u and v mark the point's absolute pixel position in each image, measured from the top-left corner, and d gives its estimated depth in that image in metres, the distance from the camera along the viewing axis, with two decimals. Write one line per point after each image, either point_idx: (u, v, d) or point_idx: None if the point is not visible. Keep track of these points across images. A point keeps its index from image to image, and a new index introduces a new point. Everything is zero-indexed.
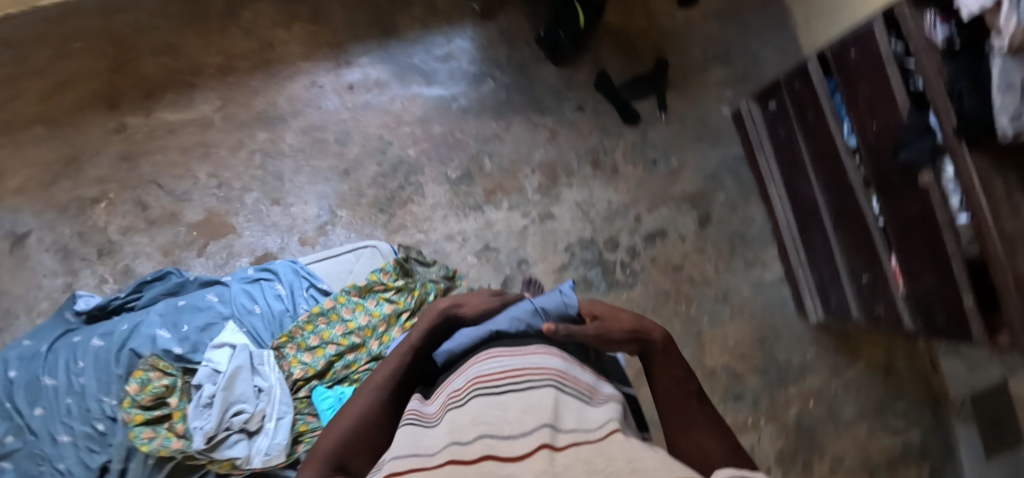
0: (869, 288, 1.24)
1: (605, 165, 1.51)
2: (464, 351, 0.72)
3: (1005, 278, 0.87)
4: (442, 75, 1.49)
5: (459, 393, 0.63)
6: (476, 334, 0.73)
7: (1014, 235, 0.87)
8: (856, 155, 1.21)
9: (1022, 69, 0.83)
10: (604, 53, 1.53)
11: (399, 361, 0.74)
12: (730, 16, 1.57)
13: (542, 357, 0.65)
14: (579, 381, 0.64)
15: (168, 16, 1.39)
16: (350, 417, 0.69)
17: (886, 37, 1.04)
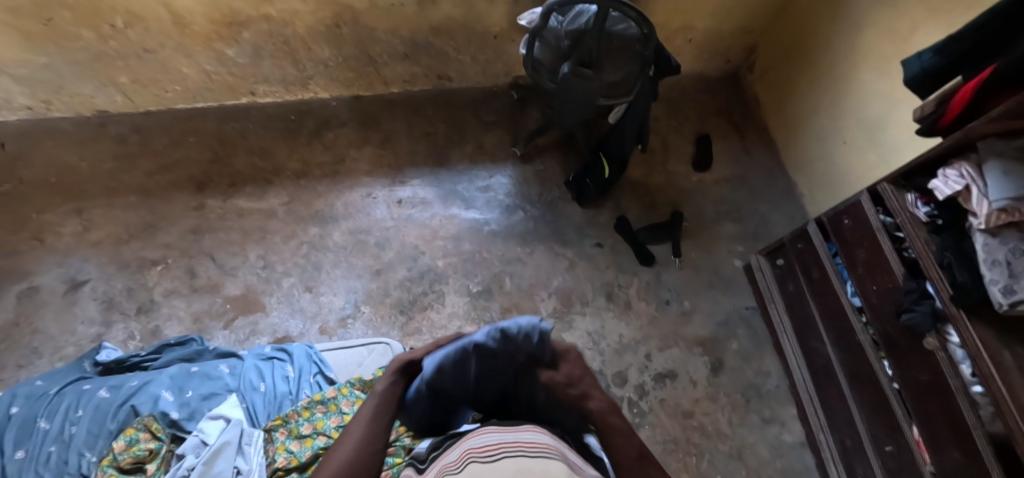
0: (894, 460, 1.16)
1: (619, 299, 1.58)
2: (448, 358, 0.75)
3: None
4: (480, 202, 1.69)
5: (454, 463, 0.67)
6: (458, 345, 0.76)
7: None
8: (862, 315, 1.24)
9: (1005, 247, 0.90)
10: (625, 201, 1.72)
11: (375, 405, 0.79)
12: (740, 183, 1.76)
13: (535, 435, 0.67)
14: (571, 459, 0.65)
15: (269, 128, 1.69)
16: (337, 458, 0.69)
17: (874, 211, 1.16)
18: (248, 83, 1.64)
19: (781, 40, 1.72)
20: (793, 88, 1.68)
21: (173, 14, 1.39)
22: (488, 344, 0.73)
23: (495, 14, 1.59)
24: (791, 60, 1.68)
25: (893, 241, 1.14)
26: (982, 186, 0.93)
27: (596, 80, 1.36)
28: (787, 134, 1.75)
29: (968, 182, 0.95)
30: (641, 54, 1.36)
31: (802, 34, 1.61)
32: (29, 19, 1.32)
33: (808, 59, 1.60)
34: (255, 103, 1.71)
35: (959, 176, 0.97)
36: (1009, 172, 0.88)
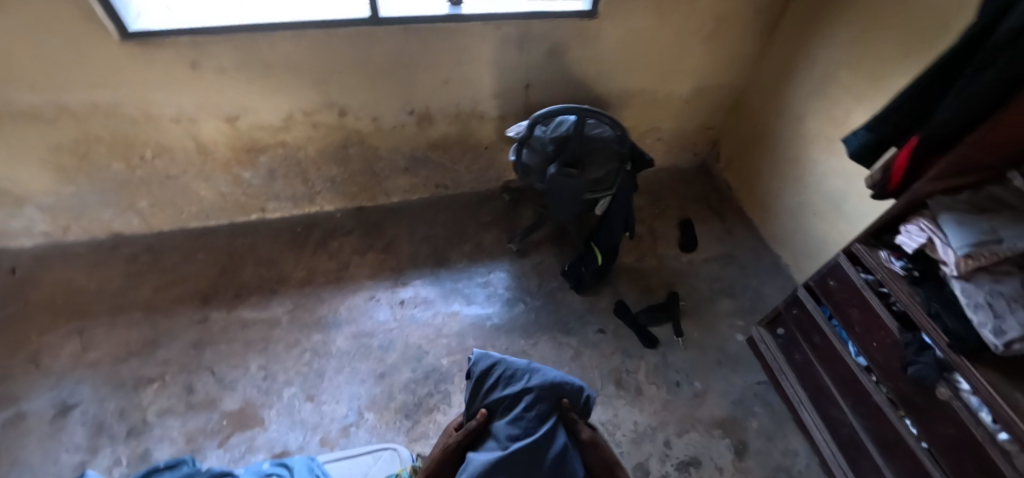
0: None
1: (629, 385, 1.54)
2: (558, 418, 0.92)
3: None
4: (480, 297, 1.72)
5: None
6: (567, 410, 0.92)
7: None
8: (872, 375, 1.21)
9: (981, 290, 0.95)
10: (622, 286, 1.77)
11: None
12: (728, 260, 1.85)
13: None
14: None
15: (276, 241, 1.77)
16: None
17: (853, 268, 1.20)
18: (260, 201, 1.76)
19: (738, 135, 1.95)
20: (761, 174, 1.85)
21: (199, 145, 1.54)
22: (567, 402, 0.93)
23: (486, 128, 1.79)
24: (751, 151, 1.89)
25: (879, 297, 1.15)
26: (943, 237, 1.01)
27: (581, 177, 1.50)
28: (764, 215, 1.87)
29: (929, 235, 1.03)
30: (619, 153, 1.51)
31: (757, 130, 1.84)
32: (66, 155, 1.46)
33: (768, 148, 1.79)
34: (264, 218, 1.81)
35: (919, 230, 1.05)
36: (963, 221, 0.98)
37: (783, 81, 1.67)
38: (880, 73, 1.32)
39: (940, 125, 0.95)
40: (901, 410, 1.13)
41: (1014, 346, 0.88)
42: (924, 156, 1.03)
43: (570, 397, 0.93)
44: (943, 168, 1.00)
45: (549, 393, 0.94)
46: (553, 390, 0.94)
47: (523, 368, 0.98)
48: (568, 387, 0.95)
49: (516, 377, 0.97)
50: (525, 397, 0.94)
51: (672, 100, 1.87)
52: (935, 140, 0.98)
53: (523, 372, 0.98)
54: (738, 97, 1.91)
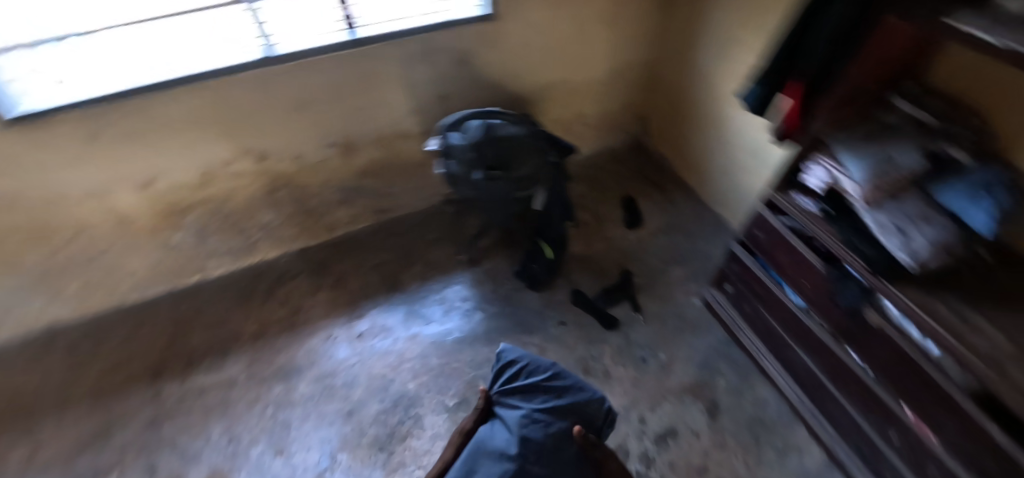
0: (907, 450, 1.06)
1: (597, 371, 1.54)
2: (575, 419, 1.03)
3: (1012, 397, 0.81)
4: (437, 314, 1.71)
5: None
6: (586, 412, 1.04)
7: (987, 350, 0.87)
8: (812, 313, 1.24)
9: (889, 214, 1.01)
10: (576, 275, 1.79)
11: None
12: (674, 229, 1.89)
13: None
14: None
15: (222, 300, 1.73)
16: None
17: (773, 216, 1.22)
18: (197, 261, 1.72)
19: (662, 106, 2.00)
20: (692, 139, 1.88)
21: (118, 218, 1.50)
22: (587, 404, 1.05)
23: (413, 146, 1.78)
24: (676, 120, 1.94)
25: (802, 238, 1.17)
26: (846, 172, 1.05)
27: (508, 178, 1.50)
28: (704, 179, 1.91)
29: (833, 173, 1.08)
30: (539, 146, 1.54)
31: (676, 99, 1.89)
32: None
33: (690, 114, 1.84)
34: (206, 279, 1.77)
35: (823, 171, 1.10)
36: (859, 153, 1.03)
37: (688, 48, 1.72)
38: (765, 25, 1.38)
39: (816, 61, 1.02)
40: (843, 341, 1.16)
41: (923, 262, 0.94)
42: (812, 94, 1.08)
43: (584, 400, 1.05)
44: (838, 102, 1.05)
45: (567, 394, 1.07)
46: (569, 388, 1.08)
47: (545, 365, 1.13)
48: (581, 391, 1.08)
49: (536, 371, 1.12)
50: (541, 391, 1.08)
51: (591, 84, 1.90)
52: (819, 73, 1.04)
53: (543, 368, 1.12)
54: (653, 70, 1.96)
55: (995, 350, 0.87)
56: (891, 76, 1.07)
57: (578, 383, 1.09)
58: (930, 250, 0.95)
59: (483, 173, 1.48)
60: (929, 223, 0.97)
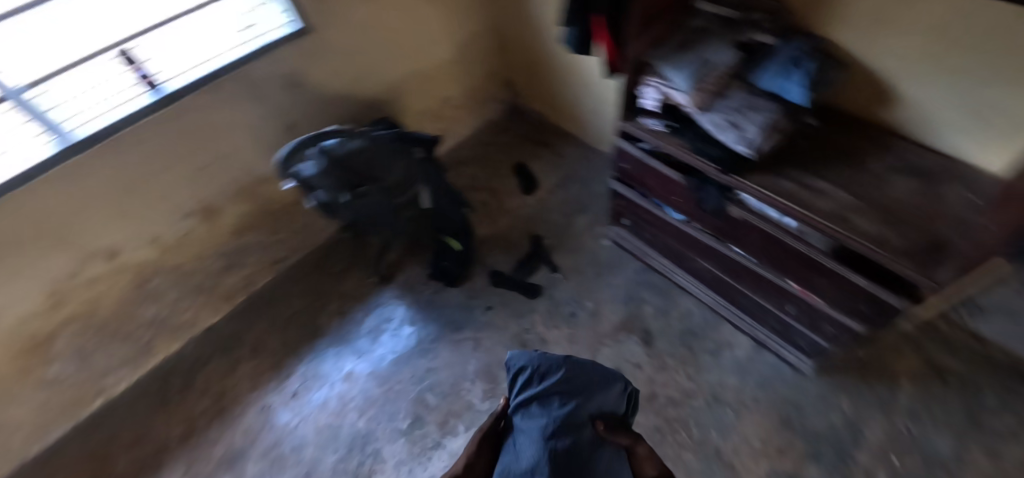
0: (803, 315, 1.17)
1: (533, 341, 1.56)
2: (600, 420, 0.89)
3: (863, 244, 0.93)
4: (365, 344, 1.66)
5: None
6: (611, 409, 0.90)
7: (831, 210, 0.98)
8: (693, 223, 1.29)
9: (720, 113, 1.07)
10: (490, 256, 1.78)
11: None
12: (568, 180, 1.91)
13: None
14: None
15: (136, 413, 1.60)
16: None
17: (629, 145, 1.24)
18: (94, 382, 1.56)
19: (521, 67, 2.00)
20: (560, 90, 1.90)
21: None
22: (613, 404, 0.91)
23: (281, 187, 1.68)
24: (537, 76, 1.95)
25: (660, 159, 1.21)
26: (672, 86, 1.11)
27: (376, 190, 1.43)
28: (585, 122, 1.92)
29: (662, 90, 1.14)
30: (392, 148, 1.47)
31: (529, 55, 1.90)
32: None
33: (546, 66, 1.86)
34: (110, 398, 1.62)
35: (654, 89, 1.16)
36: (677, 65, 1.09)
37: (519, 3, 1.72)
38: None
39: None
40: (724, 239, 1.23)
41: (759, 146, 1.02)
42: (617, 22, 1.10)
43: (605, 397, 0.91)
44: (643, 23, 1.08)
45: (588, 396, 0.90)
46: (592, 383, 0.91)
47: (561, 361, 0.93)
48: (603, 387, 0.92)
49: (550, 372, 0.92)
50: (564, 396, 0.89)
51: (441, 66, 1.85)
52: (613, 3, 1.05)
53: (561, 366, 0.92)
54: (500, 34, 1.95)
55: (840, 209, 0.98)
56: None
57: (598, 374, 0.93)
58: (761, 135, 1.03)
59: (351, 194, 1.40)
60: (755, 109, 1.06)
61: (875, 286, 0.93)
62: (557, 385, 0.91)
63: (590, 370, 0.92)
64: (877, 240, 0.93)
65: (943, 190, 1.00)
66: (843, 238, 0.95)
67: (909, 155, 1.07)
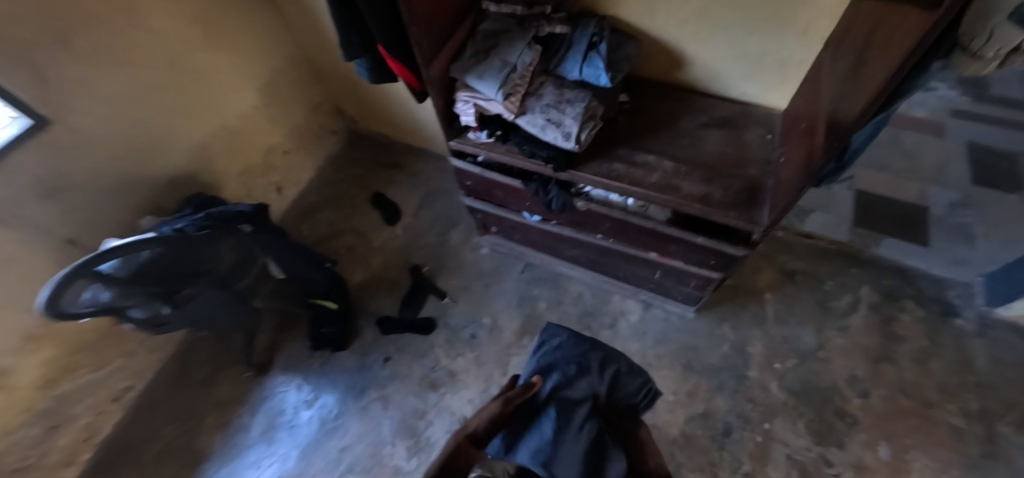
0: (669, 275, 1.26)
1: (442, 377, 1.49)
2: (614, 401, 0.91)
3: (695, 208, 1.02)
4: (263, 449, 1.47)
5: None
6: (625, 393, 0.92)
7: (661, 181, 1.06)
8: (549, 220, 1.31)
9: (535, 113, 1.09)
10: (373, 303, 1.64)
11: None
12: (428, 196, 1.80)
13: None
14: None
15: None
16: None
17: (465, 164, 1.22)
18: None
19: (342, 91, 1.83)
20: (392, 106, 1.75)
21: None
22: (624, 387, 0.92)
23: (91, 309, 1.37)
24: (362, 97, 1.79)
25: (499, 170, 1.21)
26: (482, 96, 1.10)
27: (203, 286, 1.24)
28: (430, 133, 1.79)
29: (473, 102, 1.12)
30: (207, 236, 1.20)
31: (346, 76, 1.73)
32: None
33: (366, 86, 1.72)
34: None
35: (466, 103, 1.13)
36: (481, 73, 1.08)
37: (315, 24, 1.56)
38: None
39: (377, 20, 0.96)
40: (581, 229, 1.27)
41: (580, 136, 1.06)
42: (402, 45, 1.04)
43: (622, 385, 0.92)
44: (432, 41, 1.04)
45: (603, 377, 0.91)
46: (608, 362, 0.94)
47: (590, 341, 0.97)
48: (621, 376, 0.93)
49: (573, 348, 0.96)
50: (575, 369, 0.92)
51: (248, 116, 1.62)
52: (390, 27, 0.99)
53: (585, 345, 0.96)
54: (308, 60, 1.75)
55: (668, 178, 1.06)
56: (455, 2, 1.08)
57: (620, 361, 0.94)
58: (579, 127, 1.06)
59: (172, 304, 1.19)
60: (566, 102, 1.08)
61: (715, 242, 1.03)
62: (580, 359, 0.94)
63: (613, 358, 0.94)
64: (704, 200, 1.03)
65: (744, 134, 1.12)
66: (677, 206, 1.03)
67: (714, 111, 1.17)
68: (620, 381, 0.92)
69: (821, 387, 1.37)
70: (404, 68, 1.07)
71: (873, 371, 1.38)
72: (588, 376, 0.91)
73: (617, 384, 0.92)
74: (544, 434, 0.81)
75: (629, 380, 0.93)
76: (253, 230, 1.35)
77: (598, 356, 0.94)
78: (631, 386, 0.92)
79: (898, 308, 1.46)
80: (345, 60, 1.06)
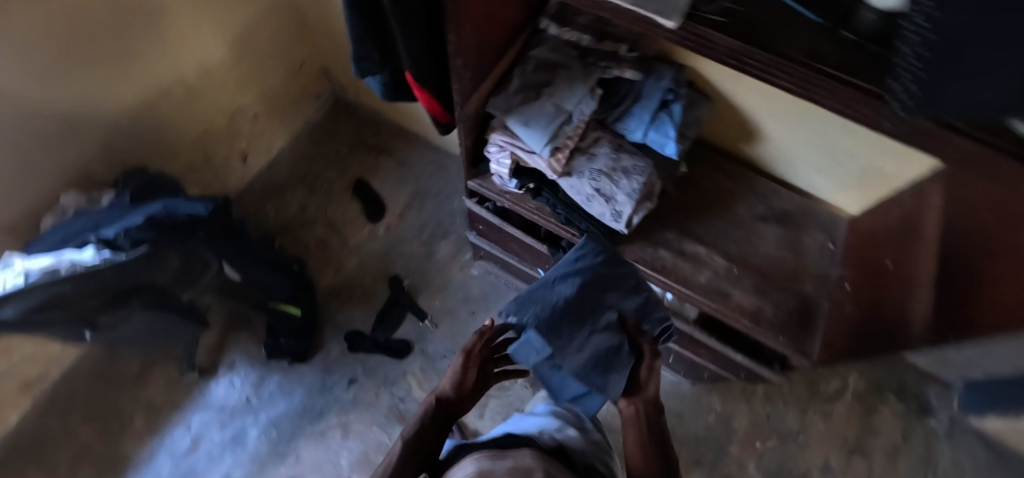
0: (681, 359, 1.18)
1: (412, 411, 1.36)
2: (636, 319, 0.83)
3: (742, 323, 0.97)
4: (201, 467, 1.28)
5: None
6: (650, 318, 0.84)
7: (709, 284, 0.98)
8: None
9: (584, 178, 0.93)
10: (342, 314, 1.45)
11: None
12: (420, 196, 1.58)
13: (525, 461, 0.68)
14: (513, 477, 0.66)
15: None
16: None
17: (484, 211, 1.07)
18: None
19: (333, 54, 1.52)
20: None
21: None
22: (651, 315, 0.84)
23: None
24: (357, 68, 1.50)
25: (523, 228, 1.08)
26: (521, 146, 0.93)
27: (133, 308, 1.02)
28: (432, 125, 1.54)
29: (510, 150, 0.95)
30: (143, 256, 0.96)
31: (341, 42, 1.43)
32: None
33: None
34: None
35: (499, 149, 0.96)
36: (527, 119, 0.91)
37: None
38: None
39: (412, 46, 0.73)
40: None
41: (631, 219, 0.94)
42: (436, 73, 0.82)
43: (649, 313, 0.84)
44: (474, 69, 0.84)
45: (634, 295, 0.84)
46: (637, 286, 0.85)
47: (626, 263, 0.86)
48: (650, 302, 0.85)
49: (612, 253, 0.86)
50: (596, 278, 0.81)
51: (213, 72, 1.30)
52: (425, 52, 0.76)
53: (623, 263, 0.86)
54: (297, 8, 1.42)
55: (718, 280, 0.99)
56: (504, 27, 0.87)
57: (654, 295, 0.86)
58: (631, 207, 0.93)
59: (94, 328, 1.00)
60: (620, 173, 0.93)
61: (752, 362, 1.00)
62: (619, 267, 0.84)
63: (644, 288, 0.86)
64: (751, 316, 0.96)
65: (803, 238, 1.03)
66: (723, 316, 0.97)
67: (774, 201, 1.06)
68: (648, 306, 0.84)
69: (795, 473, 1.37)
70: (431, 99, 0.86)
71: (846, 462, 1.39)
72: (618, 284, 0.83)
73: (647, 308, 0.84)
74: (551, 308, 0.78)
75: (656, 313, 0.84)
76: (207, 235, 1.11)
77: (633, 277, 0.85)
78: (657, 318, 0.84)
79: (879, 400, 1.46)
80: (356, 76, 0.83)
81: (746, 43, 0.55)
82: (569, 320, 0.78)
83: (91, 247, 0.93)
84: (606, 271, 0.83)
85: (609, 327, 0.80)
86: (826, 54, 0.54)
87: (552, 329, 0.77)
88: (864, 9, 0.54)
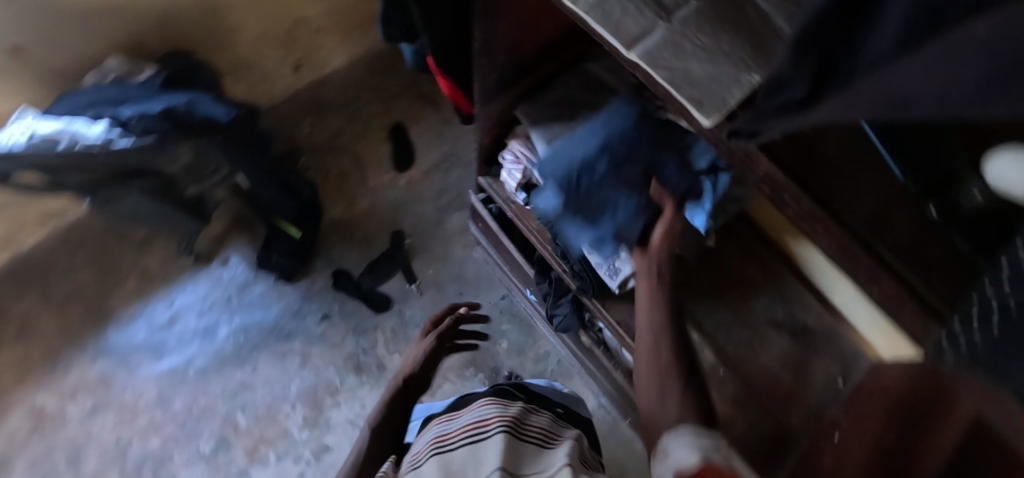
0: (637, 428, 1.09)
1: (370, 365, 1.37)
2: (660, 177, 0.72)
3: None
4: (171, 343, 1.36)
5: (418, 456, 0.73)
6: (676, 181, 0.72)
7: None
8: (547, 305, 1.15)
9: None
10: (337, 250, 1.45)
11: None
12: (451, 160, 1.53)
13: (481, 410, 0.77)
14: (471, 426, 0.73)
15: None
16: None
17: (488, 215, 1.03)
18: None
19: None
20: None
21: None
22: (680, 174, 0.72)
23: None
24: None
25: (520, 246, 1.03)
26: (538, 163, 0.84)
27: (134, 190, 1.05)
28: None
29: (525, 165, 0.86)
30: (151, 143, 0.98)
31: None
32: None
33: None
34: None
35: (515, 159, 0.87)
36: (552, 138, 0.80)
37: None
38: None
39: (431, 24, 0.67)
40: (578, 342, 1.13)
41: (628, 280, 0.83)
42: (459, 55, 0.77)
43: (677, 172, 0.72)
44: (506, 71, 0.76)
45: (661, 152, 0.73)
46: (672, 144, 0.73)
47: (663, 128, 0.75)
48: (684, 162, 0.72)
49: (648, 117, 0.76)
50: (618, 137, 0.74)
51: None
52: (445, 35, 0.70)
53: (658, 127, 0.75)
54: None
55: None
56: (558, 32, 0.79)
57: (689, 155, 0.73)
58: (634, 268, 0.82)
59: (94, 197, 1.04)
60: None
61: None
62: (653, 127, 0.75)
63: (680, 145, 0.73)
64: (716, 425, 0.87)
65: (812, 363, 0.89)
66: None
67: (797, 312, 0.93)
68: (679, 163, 0.72)
69: None
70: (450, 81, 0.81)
71: None
72: (647, 144, 0.74)
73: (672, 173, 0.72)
74: (562, 165, 0.76)
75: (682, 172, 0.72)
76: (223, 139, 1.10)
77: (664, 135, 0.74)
78: (688, 175, 0.72)
79: None
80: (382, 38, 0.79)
81: (797, 185, 0.46)
82: (582, 175, 0.74)
83: (103, 123, 0.95)
84: (634, 129, 0.74)
85: (627, 184, 0.74)
86: (894, 228, 0.44)
87: (561, 184, 0.75)
88: (972, 183, 0.38)
